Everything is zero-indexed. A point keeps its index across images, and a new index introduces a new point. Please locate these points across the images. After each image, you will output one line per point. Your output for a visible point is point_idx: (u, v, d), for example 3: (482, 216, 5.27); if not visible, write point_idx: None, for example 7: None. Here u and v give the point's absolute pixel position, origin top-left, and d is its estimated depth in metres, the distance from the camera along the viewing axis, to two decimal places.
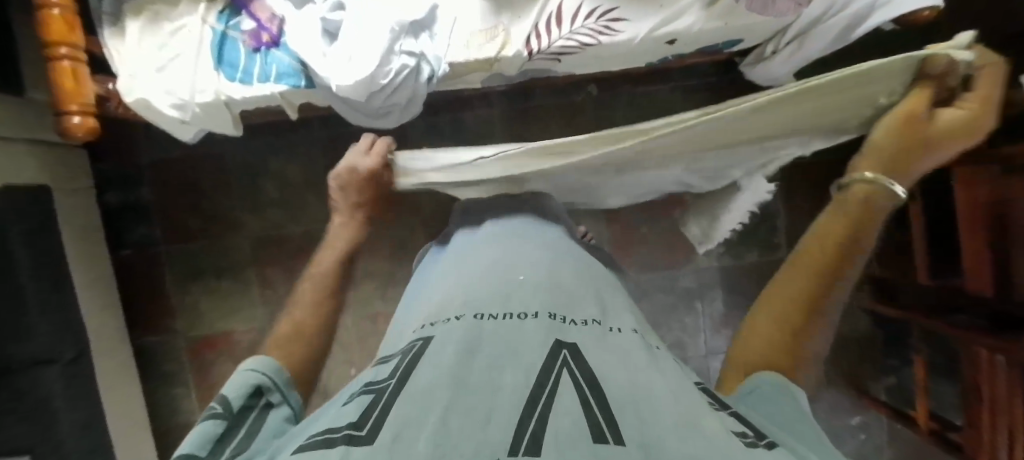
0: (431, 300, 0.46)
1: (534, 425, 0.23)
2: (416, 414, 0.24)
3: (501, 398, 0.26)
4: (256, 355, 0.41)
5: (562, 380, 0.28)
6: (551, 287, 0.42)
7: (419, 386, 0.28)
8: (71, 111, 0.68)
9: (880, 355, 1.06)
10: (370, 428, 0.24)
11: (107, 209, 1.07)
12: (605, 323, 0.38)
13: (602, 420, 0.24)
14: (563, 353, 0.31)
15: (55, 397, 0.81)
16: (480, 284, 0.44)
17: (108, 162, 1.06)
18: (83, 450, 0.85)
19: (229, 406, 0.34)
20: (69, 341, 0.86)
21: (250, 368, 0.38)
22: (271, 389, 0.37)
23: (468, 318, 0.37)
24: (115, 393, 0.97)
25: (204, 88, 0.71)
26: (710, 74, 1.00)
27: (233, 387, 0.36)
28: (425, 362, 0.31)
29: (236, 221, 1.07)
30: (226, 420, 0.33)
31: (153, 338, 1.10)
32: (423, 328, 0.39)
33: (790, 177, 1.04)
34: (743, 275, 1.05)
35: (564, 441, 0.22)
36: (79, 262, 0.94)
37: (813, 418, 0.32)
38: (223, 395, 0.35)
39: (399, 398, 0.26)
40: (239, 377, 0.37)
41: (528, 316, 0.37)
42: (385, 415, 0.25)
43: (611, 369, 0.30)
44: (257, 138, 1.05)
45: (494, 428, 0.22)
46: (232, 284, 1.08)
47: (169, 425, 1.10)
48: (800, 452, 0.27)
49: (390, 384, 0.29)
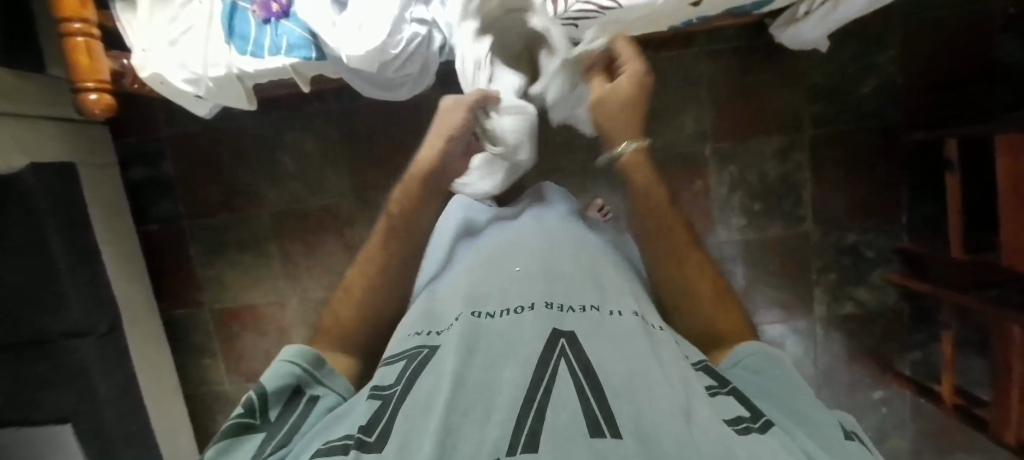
0: (432, 296, 0.46)
1: (533, 421, 0.24)
2: (420, 420, 0.26)
3: (499, 397, 0.27)
4: (291, 343, 0.41)
5: (559, 371, 0.29)
6: (549, 277, 0.42)
7: (422, 391, 0.29)
8: (88, 88, 0.68)
9: (907, 331, 1.03)
10: (378, 434, 0.26)
11: (131, 183, 1.09)
12: (603, 309, 0.37)
13: (599, 412, 0.25)
14: (560, 343, 0.31)
15: (92, 366, 0.86)
16: (476, 280, 0.43)
17: (131, 138, 1.08)
18: (121, 416, 0.90)
19: (266, 417, 0.36)
20: (102, 315, 0.90)
21: (286, 359, 0.39)
22: (311, 382, 0.39)
23: (465, 316, 0.37)
24: (148, 362, 1.02)
25: (216, 61, 0.70)
26: (735, 37, 0.97)
27: (274, 382, 0.37)
28: (430, 367, 0.32)
29: (256, 194, 1.08)
30: (266, 432, 0.34)
31: (180, 310, 1.14)
32: (423, 332, 0.39)
33: (820, 146, 1.00)
34: (765, 248, 1.03)
35: (562, 439, 0.23)
36: (108, 238, 0.97)
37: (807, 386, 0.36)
38: (265, 396, 0.36)
39: (405, 404, 0.28)
40: (275, 369, 0.38)
41: (525, 308, 0.36)
42: (393, 421, 0.27)
43: (608, 358, 0.30)
44: (272, 112, 1.05)
45: (492, 428, 0.24)
46: (254, 257, 1.10)
47: (199, 391, 1.15)
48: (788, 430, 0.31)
49: (397, 390, 0.31)
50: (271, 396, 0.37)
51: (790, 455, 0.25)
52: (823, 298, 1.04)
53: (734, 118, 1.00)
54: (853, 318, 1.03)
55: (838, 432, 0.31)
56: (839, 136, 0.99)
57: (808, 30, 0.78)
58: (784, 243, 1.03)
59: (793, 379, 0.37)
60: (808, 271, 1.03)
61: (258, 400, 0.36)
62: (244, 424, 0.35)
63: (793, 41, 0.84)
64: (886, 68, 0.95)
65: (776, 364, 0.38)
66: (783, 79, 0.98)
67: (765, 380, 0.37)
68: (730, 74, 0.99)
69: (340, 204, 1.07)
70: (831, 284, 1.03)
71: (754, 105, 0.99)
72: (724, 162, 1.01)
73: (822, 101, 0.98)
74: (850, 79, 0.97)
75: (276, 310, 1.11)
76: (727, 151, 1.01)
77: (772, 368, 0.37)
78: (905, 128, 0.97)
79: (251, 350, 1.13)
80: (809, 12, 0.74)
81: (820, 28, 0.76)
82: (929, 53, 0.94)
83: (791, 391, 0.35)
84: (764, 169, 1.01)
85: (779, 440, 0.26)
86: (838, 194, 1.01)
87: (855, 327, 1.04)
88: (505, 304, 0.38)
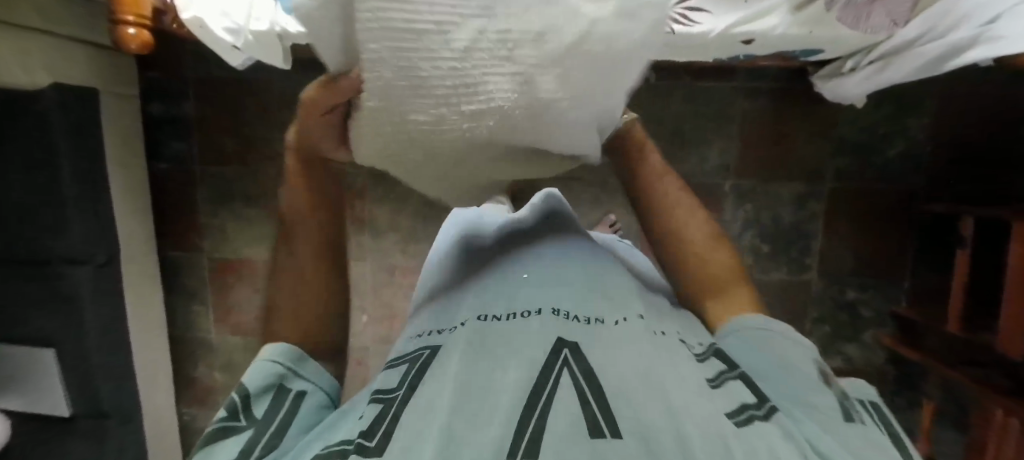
0: (442, 298, 0.47)
1: (533, 424, 0.25)
2: (422, 424, 0.27)
3: (501, 401, 0.28)
4: (271, 341, 0.39)
5: (562, 379, 0.29)
6: (558, 286, 0.40)
7: (424, 395, 0.30)
8: (128, 22, 0.68)
9: (888, 393, 1.04)
10: (379, 438, 0.27)
11: (150, 119, 1.09)
12: (607, 319, 0.36)
13: (598, 414, 0.26)
14: (563, 352, 0.31)
15: (83, 294, 0.86)
16: (486, 283, 0.44)
17: (155, 73, 1.06)
18: (105, 347, 0.90)
19: (251, 415, 0.33)
20: (102, 245, 0.89)
21: (269, 357, 0.37)
22: (294, 380, 0.36)
23: (471, 321, 0.37)
24: (139, 298, 1.02)
25: (260, 16, 0.69)
26: (774, 78, 0.97)
27: (255, 380, 0.35)
28: (433, 371, 0.33)
29: (273, 152, 1.07)
30: (252, 427, 0.32)
31: (178, 252, 1.13)
32: (428, 335, 0.40)
33: (838, 200, 1.00)
34: (767, 292, 1.03)
35: (563, 441, 0.24)
36: (118, 169, 0.97)
37: (793, 352, 0.35)
38: (246, 387, 0.34)
39: (407, 408, 0.30)
40: (256, 369, 0.35)
41: (531, 313, 0.37)
42: (393, 423, 0.28)
43: (613, 362, 0.31)
44: (302, 72, 1.03)
45: (495, 427, 0.25)
46: (259, 212, 1.10)
47: (185, 335, 1.15)
48: (798, 418, 0.29)
49: (399, 394, 0.32)
50: (253, 396, 0.34)
51: (794, 449, 0.26)
52: (813, 349, 1.04)
53: (759, 157, 1.00)
54: (839, 373, 1.04)
55: (843, 414, 0.30)
56: (856, 193, 1.00)
57: (851, 87, 0.78)
58: (786, 290, 1.03)
59: (783, 350, 0.35)
60: (804, 320, 1.04)
61: (240, 401, 0.33)
62: (227, 427, 0.32)
63: (834, 93, 0.83)
64: (915, 133, 0.96)
65: (765, 335, 0.37)
66: (815, 129, 0.98)
67: (769, 356, 0.35)
68: (763, 114, 0.99)
69: (351, 174, 1.07)
70: (824, 335, 1.04)
71: (781, 149, 0.99)
72: (742, 199, 1.01)
73: (848, 155, 0.98)
74: (877, 139, 0.97)
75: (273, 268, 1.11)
76: (746, 189, 1.01)
77: (767, 339, 0.36)
78: (924, 198, 0.97)
79: (243, 304, 1.13)
80: (855, 68, 0.75)
81: (861, 89, 0.76)
82: (957, 127, 0.94)
83: (788, 366, 0.34)
84: (780, 212, 1.01)
85: (781, 428, 0.27)
86: (846, 249, 1.01)
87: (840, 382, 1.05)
88: (511, 310, 0.38)
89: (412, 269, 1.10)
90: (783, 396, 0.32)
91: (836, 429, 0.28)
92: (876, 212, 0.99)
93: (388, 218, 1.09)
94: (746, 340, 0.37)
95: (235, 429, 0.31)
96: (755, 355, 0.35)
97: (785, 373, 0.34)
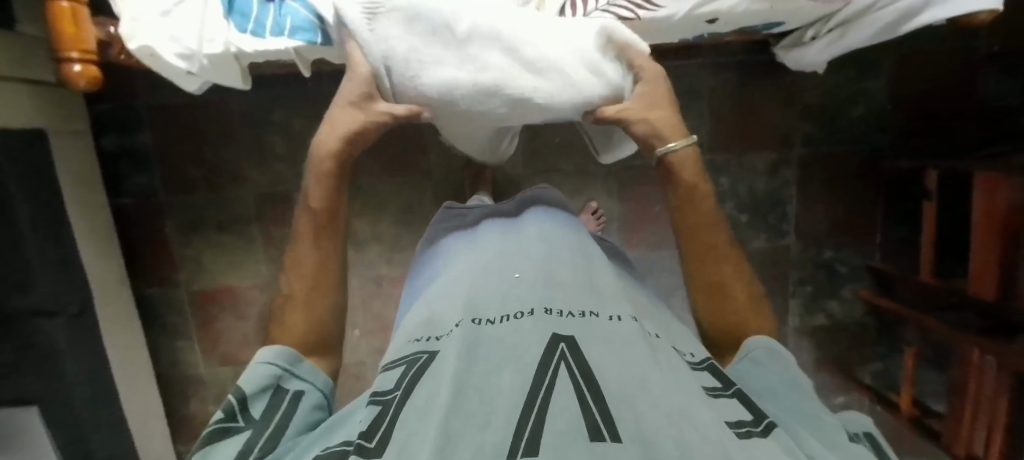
0: (431, 300, 0.46)
1: (532, 426, 0.25)
2: (419, 426, 0.27)
3: (500, 404, 0.27)
4: (268, 341, 0.41)
5: (559, 373, 0.30)
6: (552, 285, 0.41)
7: (421, 399, 0.29)
8: (71, 58, 0.64)
9: (870, 343, 1.09)
10: (378, 440, 0.27)
11: (105, 153, 1.03)
12: (602, 314, 0.37)
13: (598, 419, 0.26)
14: (560, 347, 0.32)
15: (60, 348, 0.81)
16: (477, 281, 0.43)
17: (105, 105, 1.01)
18: (89, 397, 0.86)
19: (249, 417, 0.35)
20: (73, 294, 0.85)
21: (264, 359, 0.38)
22: (290, 379, 0.38)
23: (466, 323, 0.37)
24: (119, 341, 0.98)
25: (212, 37, 0.66)
26: (739, 53, 0.98)
27: (252, 382, 0.36)
28: (430, 375, 0.32)
29: (241, 175, 1.04)
30: (251, 429, 0.34)
31: (154, 288, 1.09)
32: (419, 341, 0.39)
33: (808, 165, 1.03)
34: (749, 261, 1.06)
35: (564, 440, 0.24)
36: (79, 211, 0.92)
37: (799, 381, 0.39)
38: (242, 391, 0.36)
39: (405, 412, 0.29)
40: (251, 371, 0.37)
41: (524, 315, 0.36)
42: (393, 427, 0.28)
43: (608, 365, 0.31)
44: (262, 90, 1.00)
45: (492, 433, 0.25)
46: (234, 238, 1.06)
47: (172, 372, 1.12)
48: (794, 432, 0.33)
49: (396, 396, 0.32)
50: (251, 398, 0.36)
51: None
52: (798, 309, 1.08)
53: (730, 131, 1.02)
54: (823, 329, 1.08)
55: (842, 435, 0.33)
56: (824, 157, 1.03)
57: (812, 55, 0.79)
58: (768, 256, 1.06)
59: (792, 377, 0.39)
60: (786, 283, 1.07)
61: (237, 404, 0.35)
62: (226, 428, 0.34)
63: (797, 61, 0.84)
64: (877, 94, 0.99)
65: (776, 360, 0.40)
66: (782, 98, 1.00)
67: (777, 380, 0.39)
68: (731, 88, 1.00)
69: None
70: (808, 295, 1.08)
71: (750, 121, 1.01)
72: (718, 173, 1.03)
73: (815, 121, 1.01)
74: (841, 102, 1.00)
75: (256, 294, 1.08)
76: (721, 163, 1.03)
77: (772, 362, 0.40)
78: (889, 155, 1.01)
79: (230, 333, 1.10)
80: (816, 37, 0.76)
81: (824, 55, 0.77)
82: (913, 84, 0.98)
83: (793, 391, 0.37)
84: (755, 183, 1.04)
85: (781, 445, 0.28)
86: (821, 211, 1.04)
87: (825, 338, 1.09)
88: (505, 312, 0.37)
89: (399, 278, 1.09)
90: (781, 413, 0.35)
91: (833, 445, 0.32)
92: (844, 173, 1.03)
93: (369, 229, 1.07)
94: (754, 365, 0.40)
95: (234, 430, 0.34)
96: (765, 378, 0.39)
97: (789, 393, 0.37)
